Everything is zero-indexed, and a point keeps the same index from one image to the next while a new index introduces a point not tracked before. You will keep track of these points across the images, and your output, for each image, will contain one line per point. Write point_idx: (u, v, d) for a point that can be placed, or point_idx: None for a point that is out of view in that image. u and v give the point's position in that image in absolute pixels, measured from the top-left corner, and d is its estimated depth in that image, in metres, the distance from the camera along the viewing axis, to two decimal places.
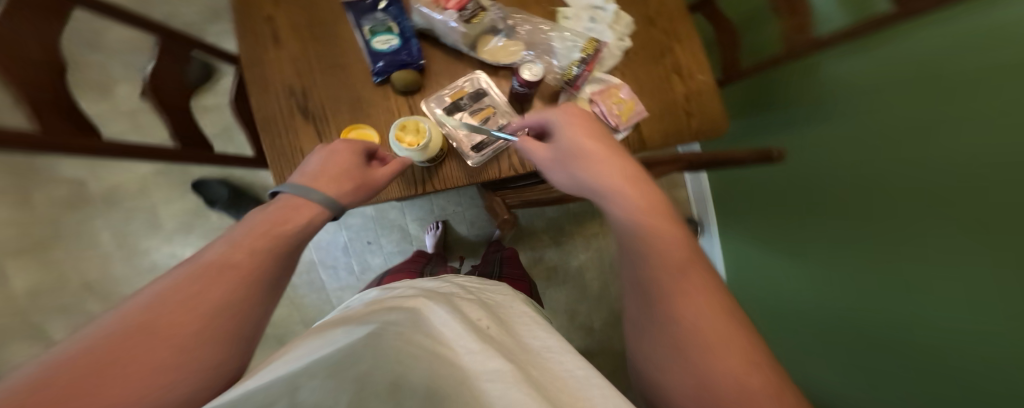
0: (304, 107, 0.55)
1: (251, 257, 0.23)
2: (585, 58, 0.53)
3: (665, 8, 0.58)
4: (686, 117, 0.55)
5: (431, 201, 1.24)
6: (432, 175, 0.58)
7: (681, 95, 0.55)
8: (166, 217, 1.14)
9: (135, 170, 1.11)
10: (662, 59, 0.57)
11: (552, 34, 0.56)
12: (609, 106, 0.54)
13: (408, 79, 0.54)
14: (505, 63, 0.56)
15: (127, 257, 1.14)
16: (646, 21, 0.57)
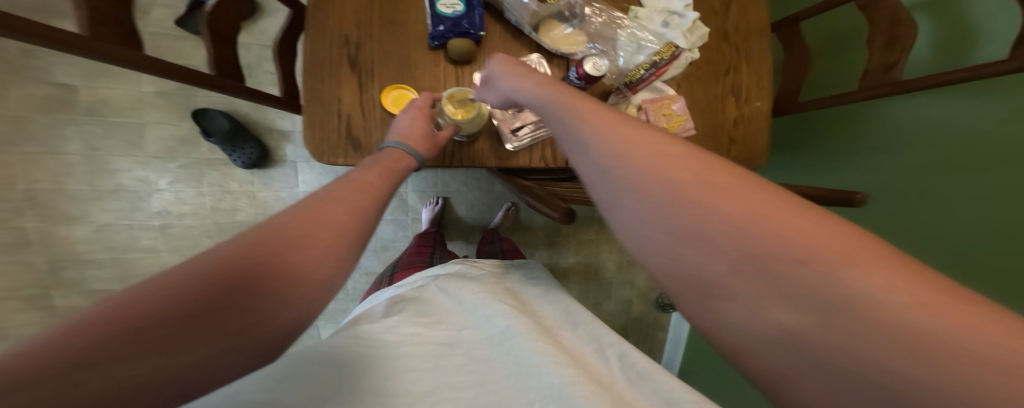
0: (353, 60, 0.53)
1: (334, 233, 0.26)
2: (658, 62, 0.53)
3: (744, 26, 0.58)
4: (729, 142, 0.58)
5: (437, 175, 1.20)
6: (463, 151, 0.57)
7: (732, 118, 0.57)
8: (149, 138, 1.05)
9: (124, 81, 1.02)
10: (724, 77, 0.57)
11: (625, 29, 0.55)
12: (657, 117, 0.55)
13: (465, 48, 0.53)
14: (564, 52, 0.56)
15: (95, 173, 1.04)
16: (720, 35, 0.57)
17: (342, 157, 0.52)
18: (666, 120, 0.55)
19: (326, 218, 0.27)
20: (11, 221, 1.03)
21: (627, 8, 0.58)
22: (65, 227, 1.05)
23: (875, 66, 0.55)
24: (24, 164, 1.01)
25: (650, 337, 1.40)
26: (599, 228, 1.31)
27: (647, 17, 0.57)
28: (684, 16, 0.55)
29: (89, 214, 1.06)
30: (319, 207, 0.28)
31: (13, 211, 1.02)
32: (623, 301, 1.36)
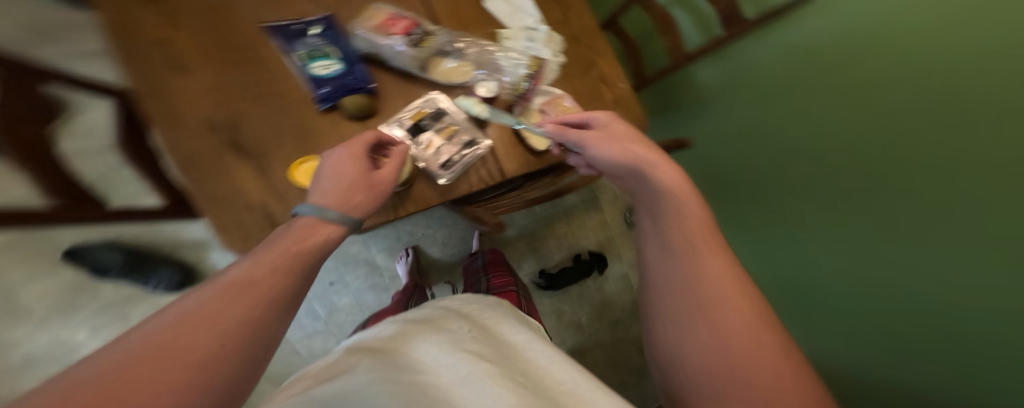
0: (235, 141, 0.50)
1: (274, 274, 0.23)
2: (532, 74, 0.60)
3: (586, 29, 0.69)
4: (617, 118, 0.66)
5: (397, 228, 1.20)
6: (403, 199, 0.55)
7: (609, 98, 0.66)
8: (86, 298, 0.99)
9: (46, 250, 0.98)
10: (590, 71, 0.67)
11: (499, 54, 0.60)
12: (558, 114, 0.61)
13: (359, 102, 0.51)
14: (459, 82, 0.57)
15: (43, 355, 0.97)
16: (571, 40, 0.68)
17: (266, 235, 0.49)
18: (566, 115, 0.60)
19: (303, 252, 0.27)
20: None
21: (494, 32, 0.63)
22: None
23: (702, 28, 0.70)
24: None
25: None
26: (568, 219, 1.36)
27: (514, 37, 0.63)
28: (539, 30, 0.64)
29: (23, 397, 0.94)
30: (281, 250, 0.25)
31: None
32: (619, 279, 1.38)
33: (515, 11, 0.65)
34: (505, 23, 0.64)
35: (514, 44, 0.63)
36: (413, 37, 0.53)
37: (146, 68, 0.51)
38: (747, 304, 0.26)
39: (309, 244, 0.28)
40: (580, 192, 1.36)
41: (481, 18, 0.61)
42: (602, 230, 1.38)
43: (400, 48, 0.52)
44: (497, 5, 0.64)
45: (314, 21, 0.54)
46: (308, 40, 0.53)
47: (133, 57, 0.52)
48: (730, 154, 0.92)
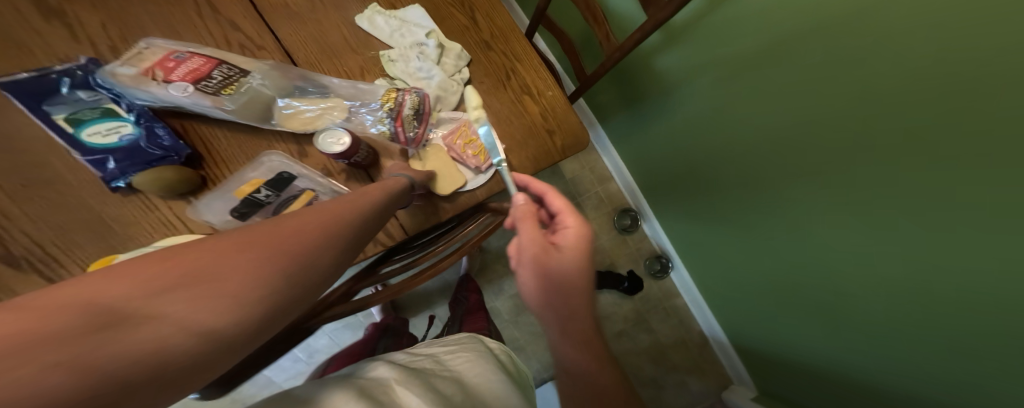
0: (10, 253, 0.36)
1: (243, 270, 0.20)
2: (391, 113, 0.44)
3: (496, 30, 0.57)
4: (550, 135, 0.56)
5: None
6: None
7: (538, 115, 0.55)
8: None
9: None
10: (508, 82, 0.56)
11: (361, 85, 0.47)
12: (461, 149, 0.48)
13: (158, 180, 0.37)
14: (308, 131, 0.43)
15: None
16: (482, 47, 0.56)
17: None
18: (469, 150, 0.48)
19: (285, 241, 0.24)
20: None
21: (374, 56, 0.50)
22: None
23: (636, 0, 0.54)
24: None
25: (668, 307, 1.25)
26: None
27: (401, 58, 0.51)
28: (429, 44, 0.52)
29: None
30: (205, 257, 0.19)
31: None
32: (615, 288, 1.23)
33: (401, 22, 0.52)
34: (390, 42, 0.52)
35: (402, 66, 0.51)
36: (212, 82, 0.39)
37: None
38: (587, 340, 0.39)
39: (279, 238, 0.24)
40: None
41: (353, 43, 0.50)
42: None
43: (196, 100, 0.38)
44: (374, 20, 0.51)
45: (71, 66, 0.37)
46: (76, 96, 0.37)
47: None
48: (707, 141, 0.81)
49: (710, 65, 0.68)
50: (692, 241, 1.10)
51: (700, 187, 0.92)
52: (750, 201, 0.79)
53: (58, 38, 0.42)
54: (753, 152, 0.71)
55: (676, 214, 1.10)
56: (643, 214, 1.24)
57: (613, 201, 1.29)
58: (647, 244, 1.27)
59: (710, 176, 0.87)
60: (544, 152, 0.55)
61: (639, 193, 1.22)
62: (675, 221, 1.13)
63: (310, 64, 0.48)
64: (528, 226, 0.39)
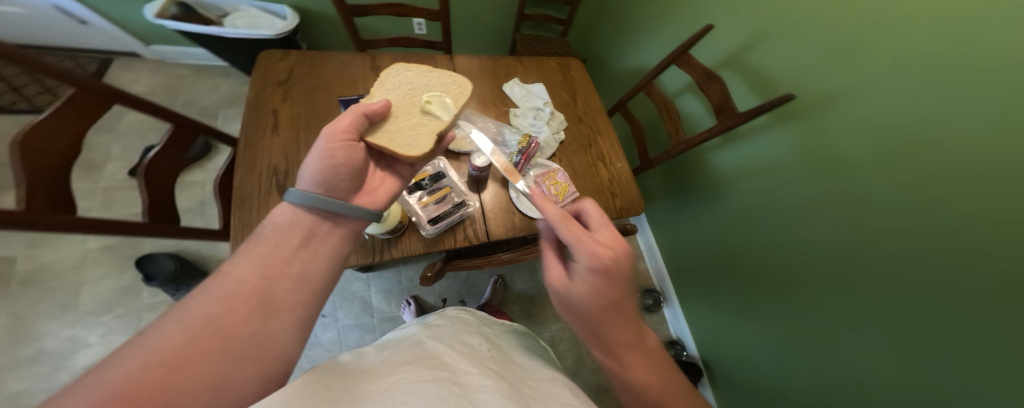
0: (281, 185, 0.54)
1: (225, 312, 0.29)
2: (522, 149, 0.65)
3: (589, 112, 0.78)
4: (612, 197, 0.67)
5: (400, 272, 1.27)
6: (391, 247, 0.60)
7: (606, 177, 0.69)
8: (87, 296, 1.04)
9: (83, 245, 1.09)
10: (589, 148, 0.73)
11: (502, 129, 0.72)
12: (548, 187, 0.64)
13: None
14: (465, 150, 0.71)
15: (4, 348, 0.96)
16: (575, 120, 0.76)
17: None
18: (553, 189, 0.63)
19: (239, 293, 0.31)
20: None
21: (507, 111, 0.75)
22: None
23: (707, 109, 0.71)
24: None
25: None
26: None
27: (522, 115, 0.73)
28: (545, 110, 0.73)
29: None
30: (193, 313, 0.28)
31: None
32: None
33: (528, 93, 0.76)
34: (517, 103, 0.76)
35: (523, 120, 0.73)
36: None
37: (255, 127, 0.60)
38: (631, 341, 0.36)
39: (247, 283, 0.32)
40: None
41: (497, 100, 0.76)
42: None
43: None
44: (513, 89, 0.77)
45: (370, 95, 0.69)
46: None
47: (253, 118, 0.62)
48: (741, 240, 0.95)
49: (751, 171, 0.87)
50: (718, 336, 1.12)
51: (733, 285, 1.01)
52: (776, 296, 0.88)
53: (359, 72, 0.73)
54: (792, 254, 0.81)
55: (702, 305, 1.15)
56: (668, 298, 1.31)
57: (640, 279, 1.39)
58: (663, 328, 1.31)
59: (743, 270, 0.96)
60: (604, 208, 0.66)
61: (666, 277, 1.30)
62: (697, 309, 1.19)
63: (478, 109, 0.74)
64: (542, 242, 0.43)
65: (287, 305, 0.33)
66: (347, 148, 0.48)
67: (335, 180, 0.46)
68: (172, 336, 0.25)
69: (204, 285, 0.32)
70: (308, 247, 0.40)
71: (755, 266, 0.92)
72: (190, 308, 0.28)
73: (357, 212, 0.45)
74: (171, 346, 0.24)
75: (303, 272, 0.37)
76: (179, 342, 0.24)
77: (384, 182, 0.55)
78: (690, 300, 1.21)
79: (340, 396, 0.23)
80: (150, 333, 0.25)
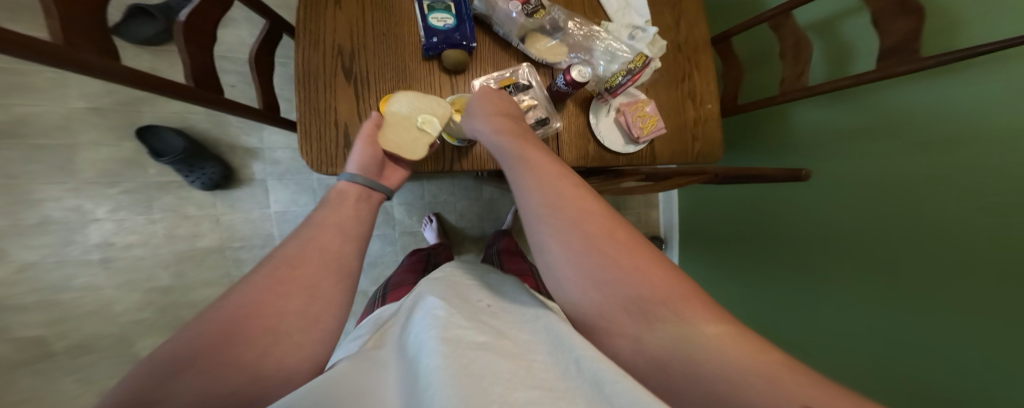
0: (349, 70, 0.54)
1: (281, 296, 0.28)
2: (631, 70, 0.58)
3: (692, 40, 0.67)
4: (692, 141, 0.67)
5: (423, 186, 1.18)
6: (461, 157, 0.60)
7: (691, 118, 0.66)
8: (85, 163, 0.97)
9: (63, 102, 0.93)
10: (681, 84, 0.66)
11: (597, 42, 0.61)
12: (634, 118, 0.61)
13: (458, 59, 0.55)
14: (549, 62, 0.59)
15: (8, 204, 0.93)
16: (674, 48, 0.66)
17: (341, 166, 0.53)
18: (640, 121, 0.61)
19: (292, 283, 0.29)
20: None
21: (598, 23, 0.64)
22: None
23: (789, 74, 0.65)
24: None
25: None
26: None
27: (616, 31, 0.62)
28: (646, 30, 0.60)
29: (10, 252, 0.94)
30: (242, 301, 0.27)
31: None
32: None
33: (626, 6, 0.64)
34: (611, 15, 0.64)
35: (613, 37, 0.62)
36: (530, 7, 0.55)
37: None
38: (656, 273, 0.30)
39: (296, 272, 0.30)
40: None
41: (590, 5, 0.64)
42: None
43: (514, 16, 0.55)
44: None
45: None
46: None
47: None
48: (762, 207, 1.03)
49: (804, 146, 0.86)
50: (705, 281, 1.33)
51: (741, 243, 1.13)
52: (777, 257, 1.01)
53: None
54: (810, 223, 0.90)
55: (703, 252, 1.32)
56: (669, 246, 1.46)
57: (649, 226, 1.46)
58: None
59: (757, 233, 1.06)
60: (681, 151, 0.67)
61: (675, 230, 1.43)
62: (694, 259, 1.38)
63: (570, 12, 0.62)
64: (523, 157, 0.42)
65: (316, 272, 0.32)
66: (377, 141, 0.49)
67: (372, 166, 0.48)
68: (182, 342, 0.23)
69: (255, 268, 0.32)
70: (336, 207, 0.41)
71: (768, 229, 1.02)
72: (243, 287, 0.29)
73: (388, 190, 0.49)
74: (207, 330, 0.24)
75: (340, 228, 0.37)
76: (214, 327, 0.24)
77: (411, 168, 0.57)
78: (690, 250, 1.39)
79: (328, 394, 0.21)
80: (214, 309, 0.26)
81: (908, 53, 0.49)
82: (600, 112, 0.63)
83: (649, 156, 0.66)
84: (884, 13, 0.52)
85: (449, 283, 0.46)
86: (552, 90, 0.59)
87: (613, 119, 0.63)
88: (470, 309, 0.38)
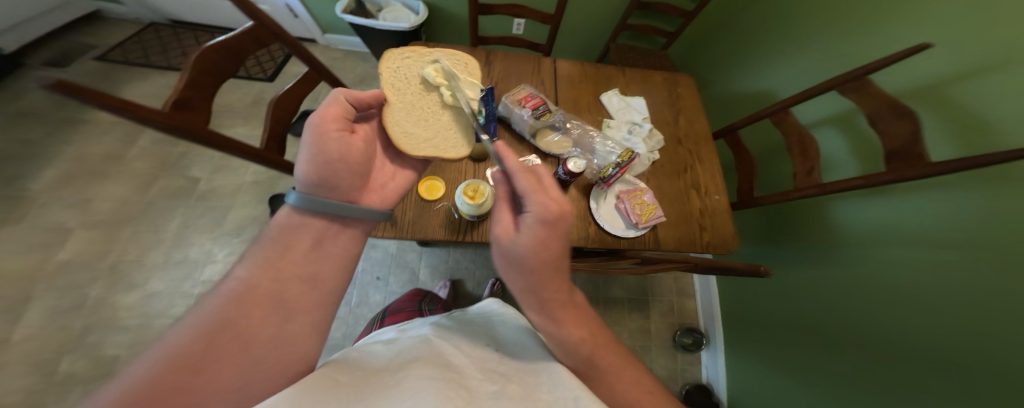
0: None
1: (261, 303, 0.35)
2: (621, 164, 0.75)
3: (692, 136, 0.92)
4: (701, 229, 0.80)
5: (449, 252, 1.28)
6: (472, 229, 0.72)
7: (698, 208, 0.82)
8: (231, 218, 1.34)
9: (241, 178, 1.42)
10: (686, 173, 0.87)
11: (596, 138, 0.86)
12: (633, 206, 0.77)
13: (481, 152, 0.79)
14: (555, 152, 0.82)
15: (173, 245, 1.28)
16: (675, 140, 0.91)
17: (381, 231, 0.69)
18: (639, 207, 0.76)
19: (283, 280, 0.39)
20: (82, 287, 1.19)
21: (601, 120, 0.91)
22: (121, 293, 1.19)
23: (799, 170, 0.79)
24: (127, 239, 1.29)
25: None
26: (605, 311, 1.36)
27: (617, 126, 0.89)
28: (643, 126, 0.89)
29: (148, 282, 1.22)
30: (235, 308, 0.33)
31: (89, 280, 1.21)
32: None
33: (626, 106, 0.92)
34: (614, 113, 0.92)
35: (615, 132, 0.89)
36: (538, 112, 0.80)
37: None
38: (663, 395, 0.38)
39: (290, 269, 0.40)
40: (626, 289, 1.41)
41: (592, 108, 0.92)
42: (640, 334, 1.34)
43: (526, 118, 0.80)
44: (612, 99, 0.93)
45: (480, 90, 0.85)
46: None
47: None
48: (828, 309, 0.93)
49: (867, 241, 0.84)
50: (761, 396, 1.11)
51: (813, 353, 0.95)
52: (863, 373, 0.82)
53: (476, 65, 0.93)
54: (906, 343, 0.74)
55: (755, 362, 1.15)
56: (712, 342, 1.32)
57: (684, 316, 1.40)
58: (694, 370, 1.32)
59: (829, 344, 0.92)
60: (691, 239, 0.79)
61: (717, 321, 1.32)
62: (746, 366, 1.18)
63: (575, 114, 0.90)
64: (503, 207, 0.44)
65: (301, 298, 0.39)
66: (336, 140, 0.52)
67: (333, 178, 0.51)
68: (186, 337, 0.29)
69: (207, 297, 0.35)
70: (319, 249, 0.45)
71: (850, 342, 0.86)
72: (199, 313, 0.32)
73: (353, 212, 0.50)
74: (189, 349, 0.28)
75: (313, 272, 0.42)
76: (195, 346, 0.28)
77: (393, 178, 0.64)
78: (738, 353, 1.22)
79: (344, 389, 0.27)
80: (169, 336, 0.29)
81: (916, 157, 0.60)
82: (601, 196, 0.79)
83: (654, 240, 0.77)
84: (882, 118, 0.67)
85: (446, 323, 0.47)
86: (555, 176, 0.79)
87: (613, 204, 0.79)
88: (482, 359, 0.38)
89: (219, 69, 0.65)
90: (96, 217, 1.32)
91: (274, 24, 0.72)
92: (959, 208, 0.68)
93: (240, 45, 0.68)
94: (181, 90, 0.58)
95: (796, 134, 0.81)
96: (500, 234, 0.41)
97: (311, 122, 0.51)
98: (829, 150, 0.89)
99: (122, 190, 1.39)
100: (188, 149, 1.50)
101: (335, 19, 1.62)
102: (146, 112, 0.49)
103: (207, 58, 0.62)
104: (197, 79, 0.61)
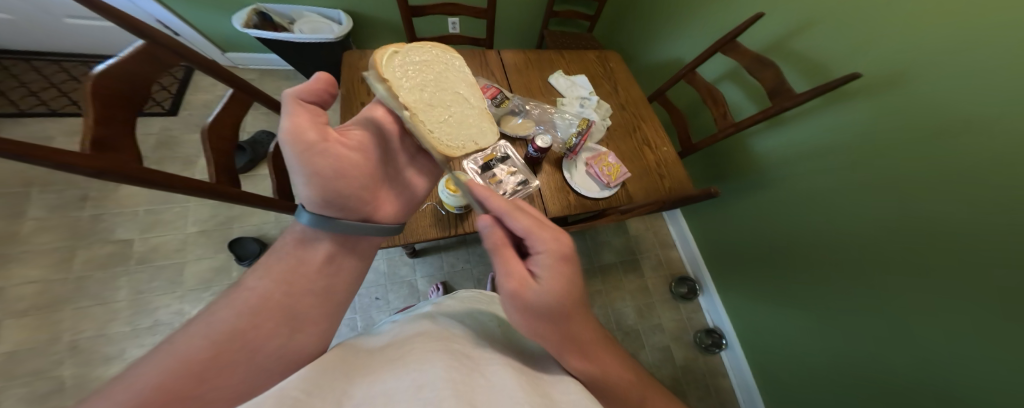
0: None
1: (271, 315, 0.32)
2: (581, 132, 0.81)
3: (633, 100, 1.00)
4: (661, 177, 0.89)
5: (441, 258, 1.41)
6: (463, 221, 0.75)
7: (654, 161, 0.90)
8: (190, 273, 1.27)
9: (184, 231, 1.33)
10: (636, 133, 0.94)
11: (556, 115, 0.91)
12: (601, 168, 0.83)
13: None
14: (522, 134, 0.85)
15: (132, 314, 1.18)
16: (620, 106, 0.98)
17: None
18: (607, 168, 0.83)
19: (297, 292, 0.36)
20: (49, 371, 1.07)
21: (555, 99, 0.95)
22: (99, 369, 1.09)
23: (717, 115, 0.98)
24: (74, 318, 1.15)
25: (709, 366, 1.42)
26: (602, 277, 1.52)
27: (569, 103, 0.94)
28: (591, 99, 0.94)
29: (125, 352, 1.13)
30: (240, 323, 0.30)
31: (53, 363, 1.08)
32: (661, 347, 1.42)
33: (572, 84, 0.97)
34: (564, 91, 0.96)
35: (570, 107, 0.93)
36: (497, 100, 0.85)
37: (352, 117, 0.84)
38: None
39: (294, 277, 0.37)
40: (617, 253, 1.58)
41: (543, 89, 0.96)
42: (641, 294, 1.51)
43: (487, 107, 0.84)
44: (558, 79, 0.97)
45: None
46: None
47: (349, 113, 0.86)
48: (785, 232, 1.14)
49: (804, 170, 1.04)
50: (760, 319, 1.29)
51: (781, 270, 1.18)
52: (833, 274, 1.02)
53: None
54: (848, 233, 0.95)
55: (741, 293, 1.36)
56: (704, 287, 1.52)
57: (674, 268, 1.60)
58: (699, 316, 1.51)
59: (792, 265, 1.14)
60: (654, 188, 0.87)
61: (700, 262, 1.53)
62: (731, 296, 1.41)
63: (530, 96, 0.93)
64: (506, 254, 0.39)
65: (311, 316, 0.35)
66: (325, 153, 0.44)
67: (341, 197, 0.46)
68: (200, 349, 0.26)
69: (219, 301, 0.33)
70: (333, 264, 0.42)
71: (813, 262, 1.06)
72: (214, 320, 0.30)
73: (375, 231, 0.48)
74: (193, 354, 0.25)
75: (326, 287, 0.39)
76: (207, 353, 0.26)
77: (409, 187, 0.61)
78: (728, 293, 1.42)
79: (349, 368, 0.26)
80: (176, 343, 0.27)
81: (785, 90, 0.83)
82: (572, 166, 0.85)
83: (626, 196, 0.84)
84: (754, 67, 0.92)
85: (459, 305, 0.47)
86: (527, 157, 0.82)
87: (584, 170, 0.85)
88: (481, 330, 0.40)
89: (123, 99, 0.57)
90: (16, 304, 1.14)
91: (174, 41, 0.65)
92: (880, 105, 0.82)
93: (139, 70, 0.60)
94: (94, 128, 0.51)
95: (705, 90, 1.01)
96: (514, 289, 0.35)
97: (285, 141, 0.42)
98: (732, 99, 1.13)
99: (38, 269, 1.20)
100: (99, 209, 1.32)
101: (235, 33, 1.50)
102: (69, 159, 0.43)
103: (108, 87, 0.53)
104: (102, 111, 0.52)
